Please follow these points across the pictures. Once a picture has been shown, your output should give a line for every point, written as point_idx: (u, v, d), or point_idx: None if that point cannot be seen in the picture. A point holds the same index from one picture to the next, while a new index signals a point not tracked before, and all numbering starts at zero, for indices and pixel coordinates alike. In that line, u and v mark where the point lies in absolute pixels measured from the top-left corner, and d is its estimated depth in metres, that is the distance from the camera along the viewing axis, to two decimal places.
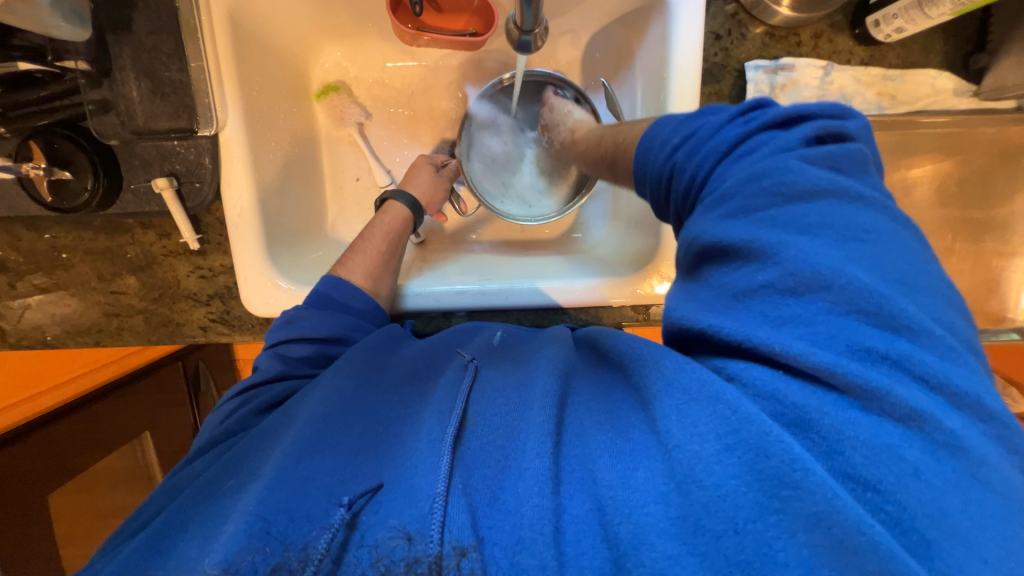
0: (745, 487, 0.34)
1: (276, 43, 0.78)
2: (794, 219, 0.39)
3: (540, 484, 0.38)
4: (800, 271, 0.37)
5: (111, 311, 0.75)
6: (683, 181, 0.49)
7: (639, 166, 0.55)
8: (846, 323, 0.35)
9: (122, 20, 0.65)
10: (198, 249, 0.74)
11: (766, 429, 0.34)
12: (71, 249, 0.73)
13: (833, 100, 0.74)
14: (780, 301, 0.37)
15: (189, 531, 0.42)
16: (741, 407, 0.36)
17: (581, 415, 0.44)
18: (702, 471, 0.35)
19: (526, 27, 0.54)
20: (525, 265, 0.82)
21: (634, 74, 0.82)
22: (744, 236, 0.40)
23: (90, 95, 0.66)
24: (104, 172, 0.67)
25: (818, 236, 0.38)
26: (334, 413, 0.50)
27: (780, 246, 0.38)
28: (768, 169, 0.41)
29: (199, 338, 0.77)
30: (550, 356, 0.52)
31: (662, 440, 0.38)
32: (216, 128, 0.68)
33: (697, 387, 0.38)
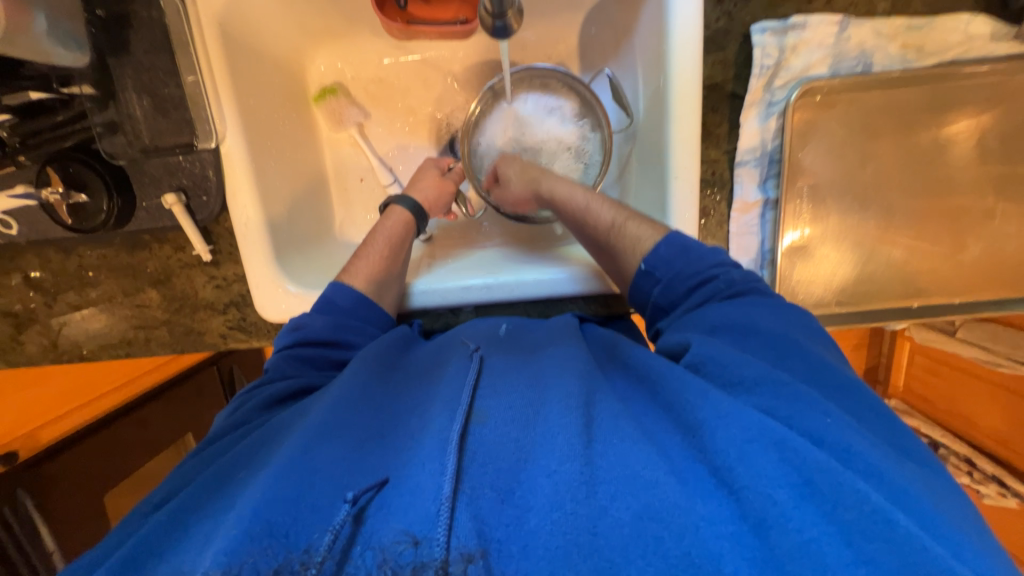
0: (827, 533, 0.34)
1: (272, 52, 0.79)
2: (802, 329, 0.54)
3: (572, 490, 0.39)
4: (818, 365, 0.49)
5: (137, 323, 0.79)
6: (718, 285, 0.61)
7: (666, 245, 0.64)
8: (869, 418, 0.45)
9: (120, 43, 0.67)
10: (212, 260, 0.76)
11: (837, 477, 0.37)
12: (97, 267, 0.77)
13: (851, 57, 0.69)
14: (800, 376, 0.48)
15: (190, 530, 0.40)
16: (809, 456, 0.38)
17: (610, 416, 0.46)
18: (775, 514, 0.36)
19: (495, 10, 0.53)
20: (523, 258, 0.81)
21: (632, 49, 0.78)
22: (765, 325, 0.53)
23: (97, 118, 0.68)
24: (117, 192, 0.69)
25: (822, 350, 0.52)
26: (344, 405, 0.51)
27: (802, 347, 0.51)
28: (782, 303, 0.58)
29: (220, 345, 0.80)
30: (568, 360, 0.55)
31: (724, 478, 0.39)
32: (216, 140, 0.69)
33: (758, 429, 0.41)
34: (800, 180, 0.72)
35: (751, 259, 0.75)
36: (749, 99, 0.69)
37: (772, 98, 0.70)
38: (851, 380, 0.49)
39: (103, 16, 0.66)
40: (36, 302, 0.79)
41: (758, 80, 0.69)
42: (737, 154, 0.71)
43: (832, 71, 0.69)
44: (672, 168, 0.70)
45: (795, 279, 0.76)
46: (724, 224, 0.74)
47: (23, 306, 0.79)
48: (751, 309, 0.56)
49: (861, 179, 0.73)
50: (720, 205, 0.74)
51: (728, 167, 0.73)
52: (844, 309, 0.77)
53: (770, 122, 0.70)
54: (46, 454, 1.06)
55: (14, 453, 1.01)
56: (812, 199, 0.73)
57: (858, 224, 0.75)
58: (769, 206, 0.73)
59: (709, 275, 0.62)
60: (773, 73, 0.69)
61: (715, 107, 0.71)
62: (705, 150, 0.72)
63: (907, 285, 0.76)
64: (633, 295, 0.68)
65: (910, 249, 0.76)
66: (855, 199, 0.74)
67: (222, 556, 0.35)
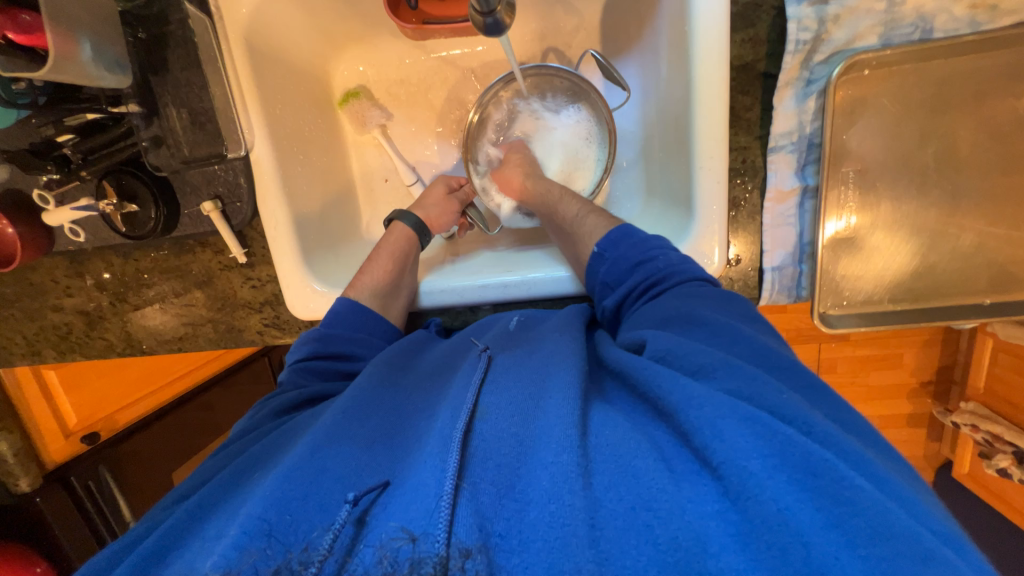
0: (804, 504, 0.32)
1: (297, 60, 0.81)
2: (735, 309, 0.54)
3: (568, 480, 0.37)
4: (756, 340, 0.48)
5: (187, 321, 0.86)
6: (658, 267, 0.61)
7: (616, 232, 0.65)
8: (816, 393, 0.43)
9: (160, 62, 0.71)
10: (247, 262, 0.81)
11: (820, 459, 0.34)
12: (151, 270, 0.84)
13: (907, 23, 0.59)
14: (742, 354, 0.46)
15: (209, 529, 0.42)
16: (782, 432, 0.36)
17: (602, 406, 0.44)
18: (752, 488, 0.33)
19: (483, 9, 0.53)
20: (539, 255, 0.81)
21: (656, 33, 0.73)
22: (701, 307, 0.54)
23: (144, 133, 0.73)
24: (162, 201, 0.75)
25: (765, 334, 0.51)
26: (352, 406, 0.53)
27: (742, 332, 0.49)
28: (715, 286, 0.58)
29: (258, 341, 0.86)
30: (569, 351, 0.54)
31: (704, 458, 0.37)
32: (245, 149, 0.73)
33: (729, 407, 0.38)
34: (844, 165, 0.65)
35: (788, 252, 0.69)
36: (784, 78, 0.62)
37: (811, 76, 0.62)
38: (793, 359, 0.46)
39: (145, 37, 0.71)
40: (105, 301, 0.87)
41: (794, 58, 0.61)
42: (770, 139, 0.65)
43: (884, 40, 0.60)
44: (697, 158, 0.66)
45: (840, 274, 0.69)
46: (757, 215, 0.69)
47: (94, 305, 0.88)
48: (690, 290, 0.57)
49: (920, 160, 0.65)
50: (751, 196, 0.68)
51: (761, 154, 0.67)
52: (897, 306, 0.70)
53: (808, 103, 0.63)
54: (122, 435, 1.23)
55: (96, 434, 1.18)
56: (860, 186, 0.66)
57: (917, 211, 0.66)
58: (809, 194, 0.66)
59: (649, 256, 0.62)
60: (812, 48, 0.61)
61: (745, 89, 0.65)
62: (734, 136, 0.67)
63: (974, 277, 0.68)
64: (586, 279, 0.68)
65: (982, 235, 0.67)
66: (913, 183, 0.65)
67: (225, 557, 0.36)
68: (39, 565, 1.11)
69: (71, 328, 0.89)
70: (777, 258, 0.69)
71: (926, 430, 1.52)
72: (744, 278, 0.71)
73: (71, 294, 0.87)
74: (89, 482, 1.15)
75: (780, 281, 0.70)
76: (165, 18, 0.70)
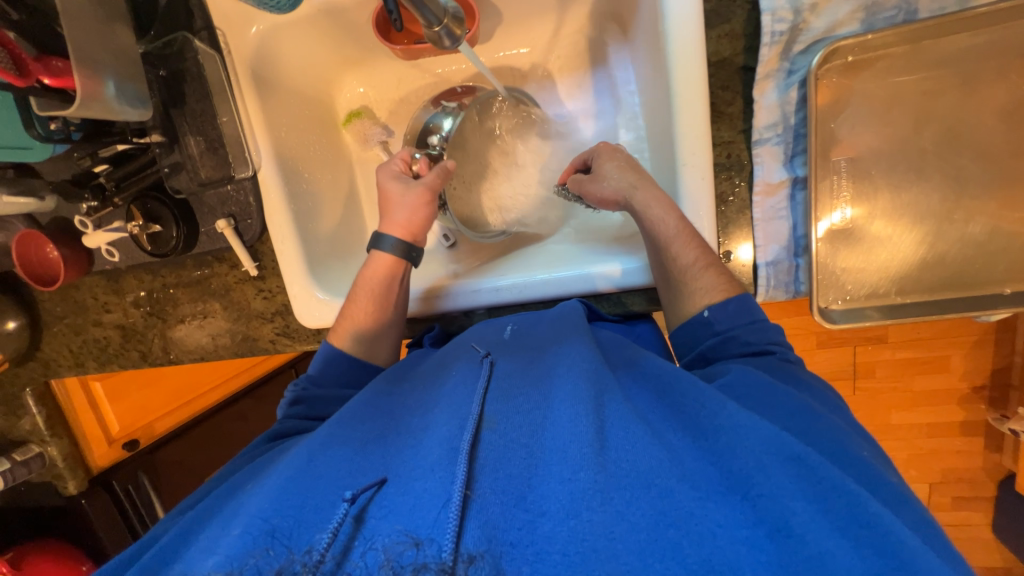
0: (840, 541, 0.37)
1: (301, 86, 0.87)
2: (816, 381, 0.58)
3: (588, 498, 0.39)
4: (818, 401, 0.54)
5: (208, 332, 0.92)
6: (780, 357, 0.59)
7: (738, 304, 0.62)
8: (865, 450, 0.49)
9: (178, 95, 0.78)
10: (259, 275, 0.87)
11: (851, 498, 0.40)
12: (176, 285, 0.92)
13: (888, 6, 0.58)
14: (808, 406, 0.51)
15: (199, 546, 0.44)
16: (822, 474, 0.42)
17: (619, 421, 0.46)
18: (796, 523, 0.38)
19: (433, 23, 0.57)
20: (567, 254, 0.81)
21: (638, 36, 0.75)
22: (790, 372, 0.57)
23: (166, 160, 0.80)
24: (182, 222, 0.81)
25: (824, 393, 0.57)
26: (348, 419, 0.57)
27: (809, 386, 0.56)
28: (828, 388, 0.58)
29: (271, 349, 0.91)
30: (574, 358, 0.56)
31: (738, 484, 0.41)
32: (253, 168, 0.79)
33: (775, 446, 0.44)
34: (835, 155, 0.63)
35: (782, 246, 0.67)
36: (763, 71, 0.62)
37: (791, 67, 0.62)
38: (840, 405, 0.56)
39: (164, 74, 0.78)
40: (136, 315, 0.95)
41: (771, 49, 0.61)
42: (755, 132, 0.65)
43: (866, 25, 0.59)
44: (679, 155, 0.66)
45: (839, 267, 0.66)
46: (747, 211, 0.68)
47: (127, 318, 0.96)
48: (801, 373, 0.58)
49: (918, 145, 0.62)
50: (740, 190, 0.67)
51: (747, 148, 0.66)
52: (906, 299, 0.66)
53: (790, 94, 0.62)
54: (157, 443, 1.33)
55: (136, 441, 1.27)
56: (853, 175, 0.64)
57: (917, 198, 0.63)
58: (799, 186, 0.65)
59: (770, 347, 0.60)
60: (789, 38, 0.60)
61: (725, 84, 0.65)
62: (717, 131, 0.66)
63: (993, 267, 0.64)
64: (683, 338, 0.66)
65: (993, 222, 0.63)
66: (912, 170, 0.63)
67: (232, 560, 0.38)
68: (84, 565, 1.17)
69: (108, 340, 0.97)
70: (771, 252, 0.67)
71: (984, 440, 1.41)
72: (738, 275, 0.69)
73: (110, 309, 0.96)
74: (129, 483, 1.26)
75: (776, 276, 0.68)
76: (183, 57, 0.78)
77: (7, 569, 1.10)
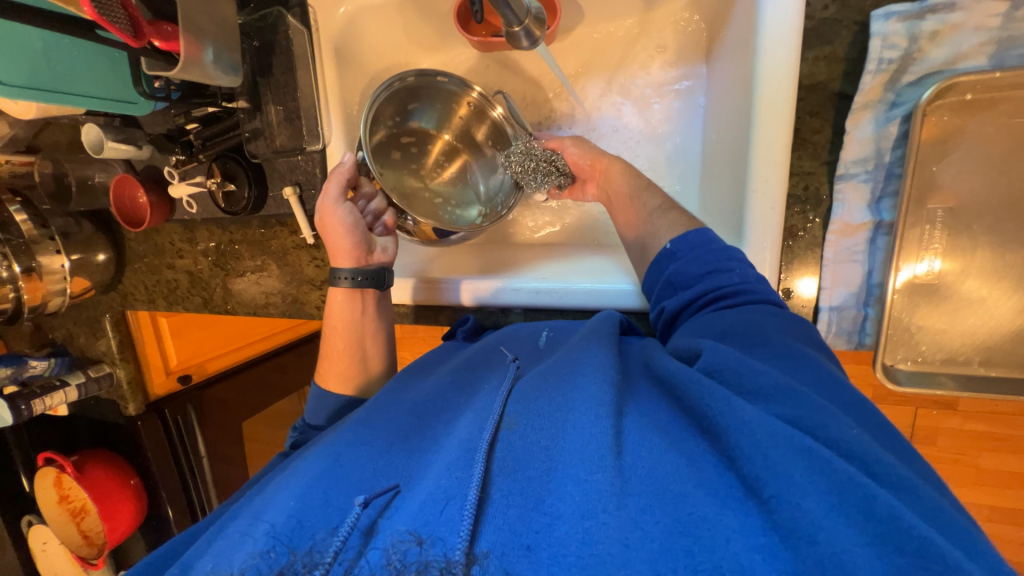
0: (860, 545, 0.32)
1: (378, 68, 0.90)
2: (814, 344, 0.51)
3: (605, 502, 0.38)
4: (824, 370, 0.47)
5: (263, 290, 0.99)
6: (730, 282, 0.57)
7: (695, 234, 0.62)
8: (883, 432, 0.42)
9: (266, 65, 0.82)
10: (314, 243, 0.91)
11: (865, 489, 0.35)
12: (241, 242, 0.98)
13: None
14: (807, 376, 0.45)
15: (226, 536, 0.46)
16: (834, 468, 0.36)
17: (636, 429, 0.44)
18: (808, 525, 0.34)
19: (513, 23, 0.58)
20: (614, 267, 0.80)
21: (726, 47, 0.71)
22: (781, 334, 0.51)
23: (246, 125, 0.84)
24: (255, 183, 0.86)
25: (827, 361, 0.49)
26: (371, 417, 0.59)
27: (813, 358, 0.48)
28: (810, 339, 0.52)
29: (316, 314, 0.96)
30: (592, 355, 0.55)
31: (752, 487, 0.38)
32: (321, 143, 0.84)
33: (778, 435, 0.39)
34: (931, 202, 0.57)
35: (851, 293, 0.62)
36: (860, 101, 0.56)
37: (896, 98, 0.56)
38: (825, 370, 0.48)
39: (257, 44, 0.81)
40: (204, 264, 1.03)
41: (874, 78, 0.55)
42: (839, 166, 0.59)
43: (995, 62, 0.52)
44: (750, 182, 0.62)
45: (915, 324, 0.60)
46: (817, 249, 0.63)
47: (196, 266, 1.04)
48: (785, 328, 0.52)
49: None
50: (813, 226, 0.62)
51: (828, 182, 0.61)
52: (989, 370, 0.60)
53: (889, 129, 0.56)
54: (206, 382, 1.44)
55: (189, 376, 1.39)
56: (948, 227, 0.57)
57: (1022, 262, 0.56)
58: (883, 231, 0.59)
59: (724, 267, 0.58)
60: (899, 67, 0.55)
61: (814, 111, 0.60)
62: (798, 160, 0.62)
63: None
64: (650, 273, 0.66)
65: None
66: (1021, 228, 0.56)
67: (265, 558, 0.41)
68: (132, 479, 1.30)
69: (178, 283, 1.07)
70: (837, 297, 0.62)
71: None
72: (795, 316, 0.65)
73: (182, 255, 1.05)
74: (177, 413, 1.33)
75: (839, 323, 0.63)
76: (275, 29, 0.81)
77: (71, 470, 1.22)
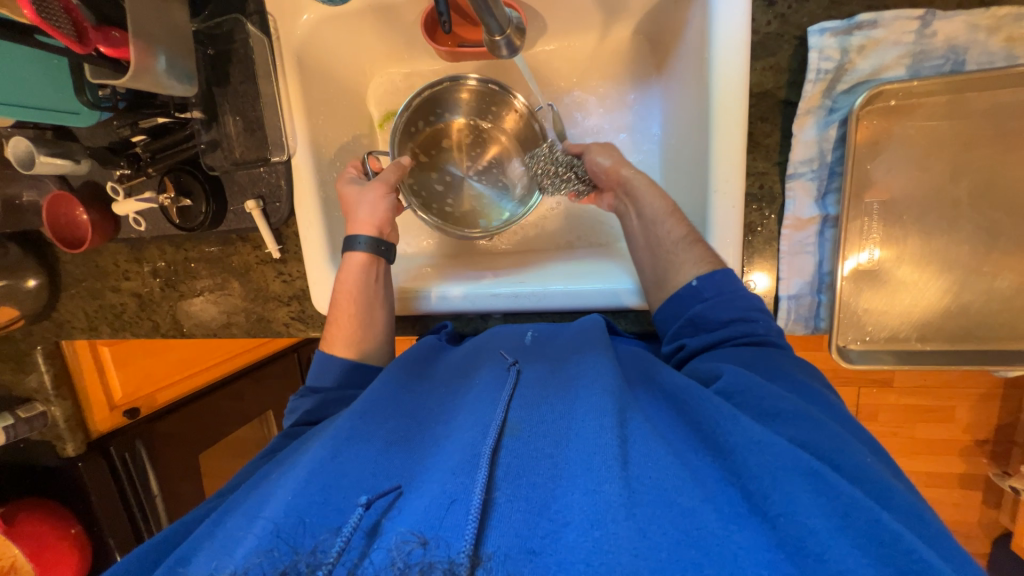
0: (863, 563, 0.36)
1: (342, 78, 0.88)
2: (822, 384, 0.58)
3: (613, 508, 0.39)
4: (831, 409, 0.53)
5: (224, 309, 0.93)
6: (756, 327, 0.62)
7: (723, 275, 0.64)
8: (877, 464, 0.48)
9: (223, 75, 0.79)
10: (281, 258, 0.88)
11: (872, 516, 0.39)
12: (198, 260, 0.93)
13: (937, 56, 0.58)
14: (818, 412, 0.51)
15: (215, 546, 0.45)
16: (841, 492, 0.40)
17: (641, 435, 0.47)
18: (815, 543, 0.37)
19: (495, 32, 0.59)
20: (591, 267, 0.81)
21: (680, 60, 0.76)
22: (796, 374, 0.56)
23: (202, 136, 0.81)
24: (212, 198, 0.82)
25: (830, 396, 0.56)
26: (371, 410, 0.57)
27: (822, 396, 0.54)
28: (818, 379, 0.59)
29: (284, 332, 0.92)
30: (596, 364, 0.57)
31: (759, 506, 0.41)
32: (288, 153, 0.80)
33: (791, 460, 0.43)
34: (867, 196, 0.63)
35: (805, 281, 0.67)
36: (804, 107, 0.62)
37: (833, 105, 0.62)
38: (832, 406, 0.54)
39: (212, 54, 0.79)
40: (154, 285, 0.96)
41: (814, 87, 0.61)
42: (789, 166, 0.65)
43: (912, 72, 0.59)
44: (712, 183, 0.66)
45: (861, 307, 0.66)
46: (773, 242, 0.68)
47: (145, 288, 0.97)
48: (798, 369, 0.58)
49: (952, 195, 0.62)
50: (769, 222, 0.68)
51: (780, 181, 0.67)
52: (926, 345, 0.66)
53: (829, 131, 0.63)
54: (158, 413, 1.32)
55: (136, 410, 1.27)
56: (884, 218, 0.64)
57: (947, 247, 0.63)
58: (829, 224, 0.65)
59: (751, 315, 0.62)
60: (834, 77, 0.61)
61: (764, 117, 0.65)
62: (752, 162, 0.67)
63: (1016, 322, 0.64)
64: (671, 306, 0.67)
65: (1021, 278, 0.63)
66: (944, 218, 0.63)
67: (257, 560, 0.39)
68: (73, 527, 1.17)
69: (125, 307, 0.99)
70: (794, 286, 0.67)
71: (981, 495, 1.39)
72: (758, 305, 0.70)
73: (128, 277, 0.97)
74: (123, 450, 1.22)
75: (796, 310, 0.68)
76: (230, 38, 0.78)
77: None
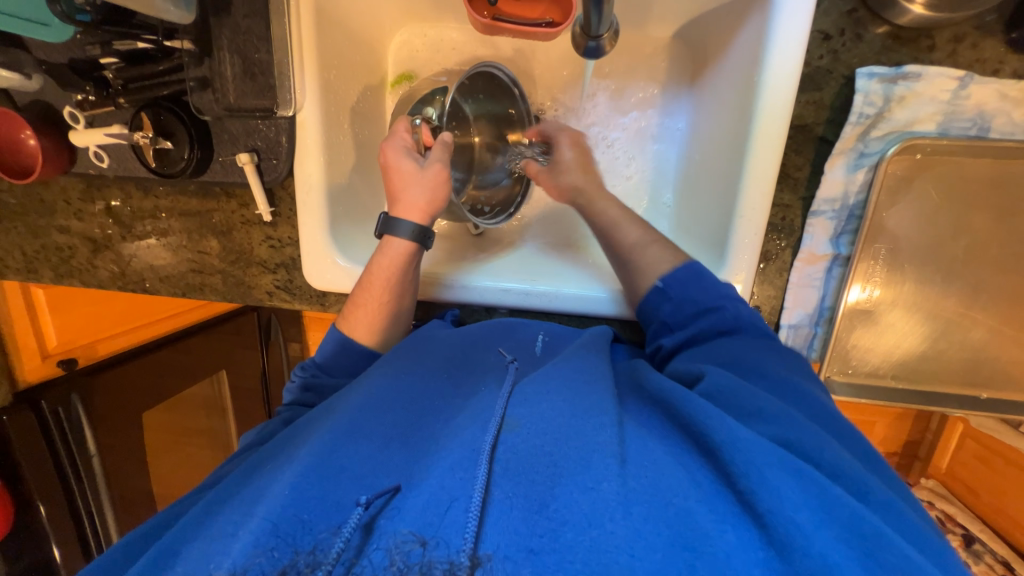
0: (849, 558, 0.34)
1: (359, 30, 0.80)
2: (804, 374, 0.56)
3: (610, 510, 0.38)
4: (818, 405, 0.51)
5: (196, 267, 0.84)
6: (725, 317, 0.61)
7: (684, 270, 0.64)
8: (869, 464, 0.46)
9: (223, 4, 0.69)
10: (271, 220, 0.80)
11: (854, 509, 0.37)
12: (169, 210, 0.82)
13: (965, 118, 0.62)
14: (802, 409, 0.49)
15: (207, 537, 0.43)
16: (827, 488, 0.38)
17: (636, 437, 0.45)
18: (799, 537, 0.35)
19: None
20: (598, 269, 0.80)
21: (719, 75, 0.75)
22: (776, 368, 0.54)
23: (192, 72, 0.72)
24: (198, 145, 0.73)
25: (819, 391, 0.53)
26: (370, 403, 0.54)
27: (807, 390, 0.52)
28: (803, 370, 0.57)
29: (265, 301, 0.84)
30: (591, 363, 0.55)
31: (748, 501, 0.38)
32: (293, 109, 0.72)
33: (771, 454, 0.40)
34: (879, 241, 0.67)
35: (807, 313, 0.70)
36: (839, 146, 0.64)
37: (865, 148, 0.64)
38: (815, 399, 0.51)
39: None
40: (113, 231, 0.85)
41: (853, 129, 0.63)
42: (813, 202, 0.67)
43: (941, 129, 0.63)
44: (738, 207, 0.67)
45: (851, 343, 0.71)
46: (785, 273, 0.70)
47: (101, 232, 0.85)
48: (778, 361, 0.56)
49: (951, 250, 0.67)
50: (783, 252, 0.70)
51: (801, 215, 0.69)
52: (899, 383, 0.72)
53: (856, 175, 0.65)
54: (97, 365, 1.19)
55: (73, 360, 1.15)
56: (889, 263, 0.67)
57: (937, 297, 0.68)
58: (839, 262, 0.68)
59: (718, 305, 0.62)
60: (872, 122, 0.63)
61: (799, 150, 0.66)
62: (780, 192, 0.68)
63: (978, 370, 0.71)
64: (643, 311, 0.68)
65: (992, 331, 0.69)
66: (940, 270, 0.67)
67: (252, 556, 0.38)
68: None
69: (74, 251, 0.87)
70: (796, 316, 0.71)
71: None
72: None
73: (80, 217, 0.85)
74: (58, 405, 1.08)
75: (794, 339, 0.71)
76: None
77: None
